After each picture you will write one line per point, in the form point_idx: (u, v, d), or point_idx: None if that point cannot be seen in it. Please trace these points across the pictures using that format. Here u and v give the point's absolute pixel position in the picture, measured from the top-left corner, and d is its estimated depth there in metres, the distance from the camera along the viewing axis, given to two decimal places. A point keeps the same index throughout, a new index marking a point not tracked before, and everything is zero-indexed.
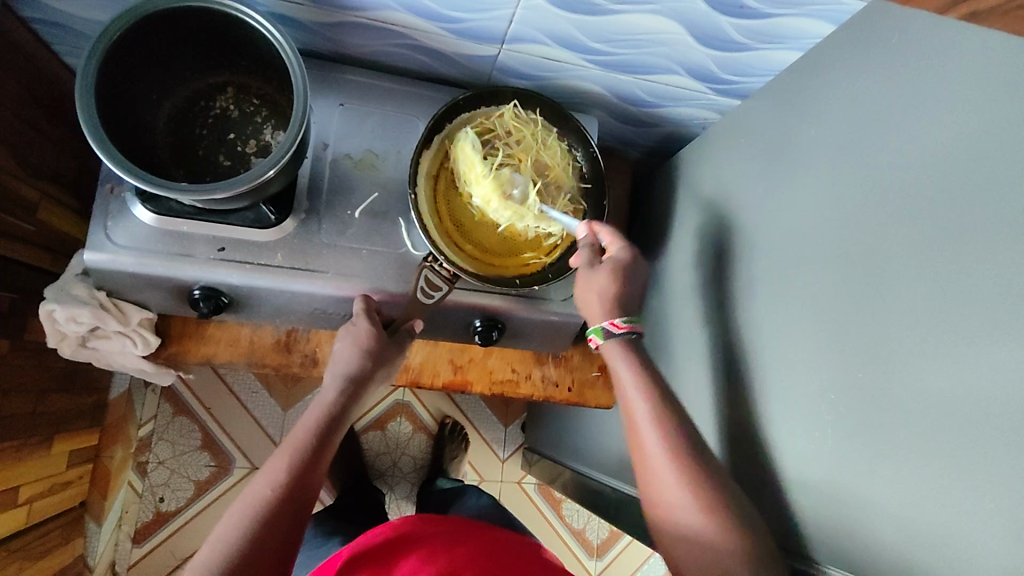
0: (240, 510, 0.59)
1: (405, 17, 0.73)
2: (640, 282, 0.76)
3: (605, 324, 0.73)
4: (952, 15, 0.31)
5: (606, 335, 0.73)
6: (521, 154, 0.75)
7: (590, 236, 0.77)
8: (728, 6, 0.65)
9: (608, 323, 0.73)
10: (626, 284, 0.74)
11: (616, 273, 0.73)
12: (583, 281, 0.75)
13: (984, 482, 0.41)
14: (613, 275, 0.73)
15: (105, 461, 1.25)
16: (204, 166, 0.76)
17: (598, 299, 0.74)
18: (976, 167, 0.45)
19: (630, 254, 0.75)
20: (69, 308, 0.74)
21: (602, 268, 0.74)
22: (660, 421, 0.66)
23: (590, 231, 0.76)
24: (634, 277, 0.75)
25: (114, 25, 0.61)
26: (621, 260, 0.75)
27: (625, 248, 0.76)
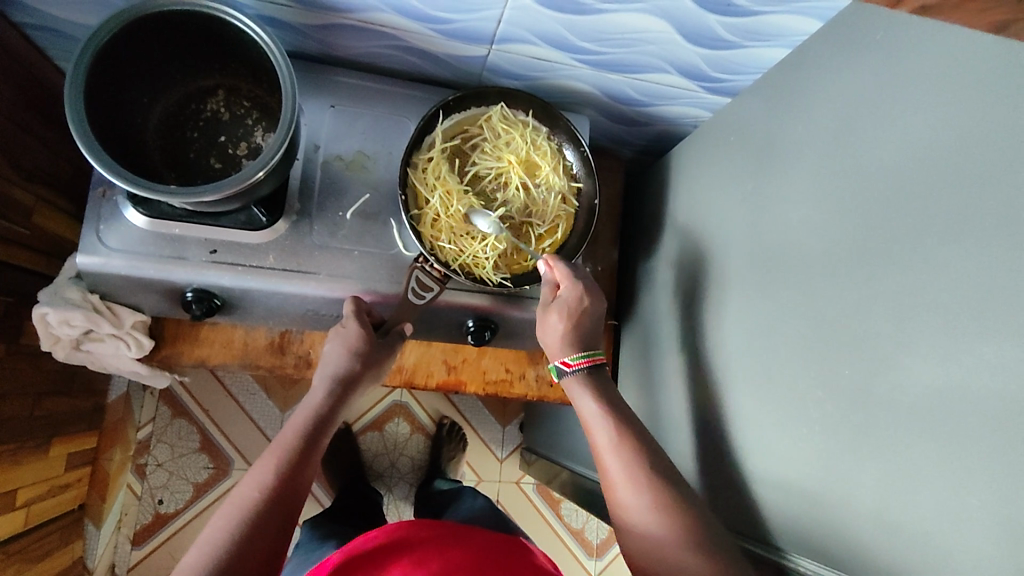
0: (229, 512, 0.59)
1: (393, 18, 0.73)
2: (597, 312, 0.76)
3: (558, 363, 0.74)
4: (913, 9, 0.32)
5: (562, 374, 0.74)
6: (508, 159, 0.77)
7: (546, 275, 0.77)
8: (715, 4, 0.65)
9: (559, 362, 0.74)
10: (577, 323, 0.74)
11: (562, 314, 0.74)
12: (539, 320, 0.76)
13: (966, 478, 0.41)
14: (562, 318, 0.74)
15: (104, 464, 1.25)
16: (194, 169, 0.76)
17: (552, 341, 0.75)
18: (961, 161, 0.45)
19: (579, 290, 0.75)
20: (61, 310, 0.74)
21: (549, 311, 0.74)
22: (626, 443, 0.66)
23: (547, 265, 0.76)
24: (587, 313, 0.75)
25: (103, 30, 0.61)
26: (568, 300, 0.74)
27: (573, 283, 0.75)
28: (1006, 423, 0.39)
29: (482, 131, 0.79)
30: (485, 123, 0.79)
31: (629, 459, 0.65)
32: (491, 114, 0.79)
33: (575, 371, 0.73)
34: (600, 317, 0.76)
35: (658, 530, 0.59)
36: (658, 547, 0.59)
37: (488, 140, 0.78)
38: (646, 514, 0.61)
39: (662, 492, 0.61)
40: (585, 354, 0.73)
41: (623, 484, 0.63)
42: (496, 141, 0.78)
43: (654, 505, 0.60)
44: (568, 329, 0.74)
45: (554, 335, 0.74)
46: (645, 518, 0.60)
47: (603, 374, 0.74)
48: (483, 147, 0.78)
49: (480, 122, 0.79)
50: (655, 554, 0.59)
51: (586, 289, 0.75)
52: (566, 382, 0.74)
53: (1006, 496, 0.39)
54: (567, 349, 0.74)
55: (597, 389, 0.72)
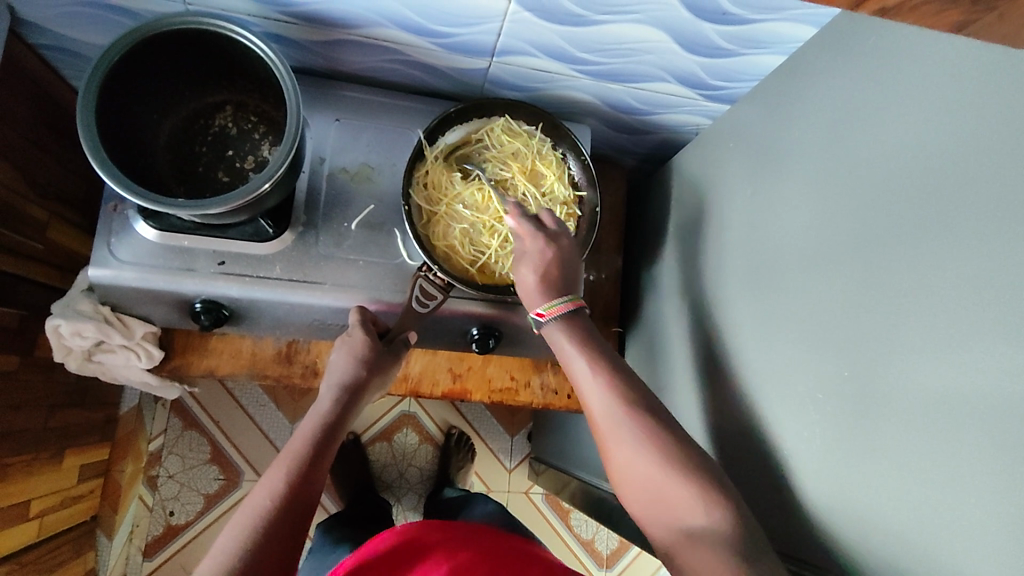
0: (240, 521, 0.60)
1: (396, 33, 0.75)
2: (567, 256, 0.73)
3: (533, 314, 0.72)
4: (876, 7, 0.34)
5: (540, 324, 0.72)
6: (514, 169, 0.79)
7: (513, 231, 0.75)
8: (710, 13, 0.66)
9: (534, 314, 0.72)
10: (549, 272, 0.72)
11: (532, 267, 0.72)
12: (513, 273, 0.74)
13: (971, 476, 0.41)
14: (531, 271, 0.72)
15: (116, 475, 1.26)
16: (203, 183, 0.78)
17: (525, 294, 0.73)
18: (957, 162, 0.45)
19: (541, 241, 0.72)
20: (74, 322, 0.76)
21: (520, 266, 0.72)
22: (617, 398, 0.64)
23: (513, 211, 0.74)
24: (557, 260, 0.72)
25: (114, 48, 0.64)
26: (533, 254, 0.72)
27: (534, 236, 0.73)
28: (1006, 421, 0.39)
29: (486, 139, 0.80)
30: (490, 132, 0.81)
31: (615, 404, 0.64)
32: (495, 125, 0.81)
33: (553, 321, 0.71)
34: (573, 262, 0.73)
35: (657, 475, 0.58)
36: (654, 491, 0.58)
37: (494, 151, 0.80)
38: (637, 459, 0.60)
39: (652, 435, 0.61)
40: (561, 300, 0.71)
41: (612, 429, 0.63)
42: (501, 148, 0.80)
43: (645, 449, 0.60)
44: (541, 282, 0.72)
45: (527, 287, 0.72)
46: (637, 462, 0.60)
47: (583, 317, 0.73)
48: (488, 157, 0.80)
49: (485, 134, 0.81)
50: (653, 498, 0.58)
51: (551, 239, 0.73)
52: (544, 331, 0.72)
53: (1010, 494, 0.39)
54: (541, 300, 0.71)
55: (576, 334, 0.70)
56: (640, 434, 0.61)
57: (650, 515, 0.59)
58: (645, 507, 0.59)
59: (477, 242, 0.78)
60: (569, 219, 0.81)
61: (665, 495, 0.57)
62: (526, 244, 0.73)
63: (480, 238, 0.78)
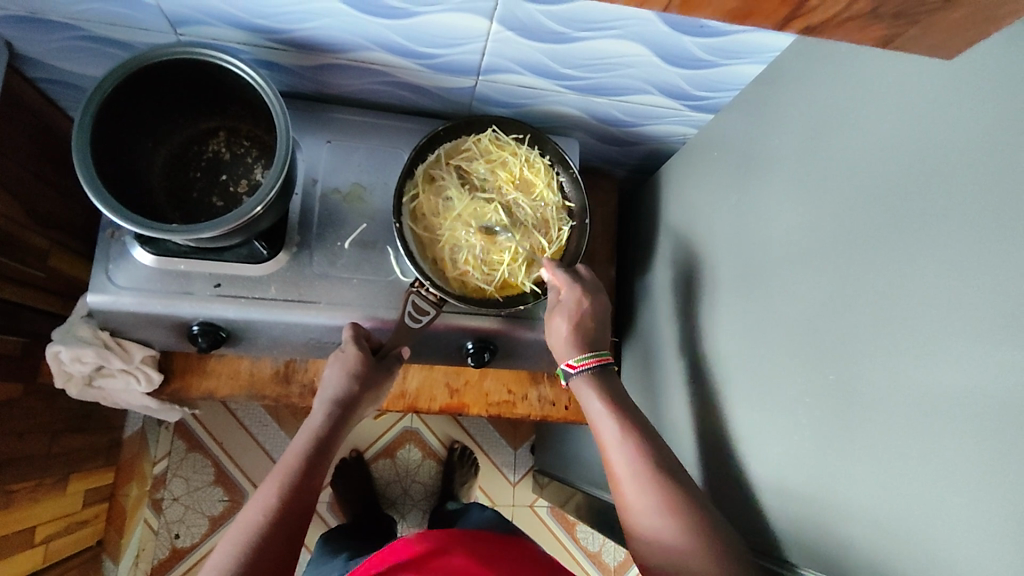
0: (233, 538, 0.61)
1: (383, 56, 0.76)
2: (600, 312, 0.78)
3: (564, 366, 0.76)
4: (793, 28, 0.45)
5: (569, 376, 0.75)
6: (502, 179, 0.80)
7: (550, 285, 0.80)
8: (687, 26, 0.67)
9: (564, 363, 0.75)
10: (582, 325, 0.77)
11: (567, 319, 0.76)
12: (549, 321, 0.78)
13: (949, 476, 0.42)
14: (564, 321, 0.76)
15: (120, 499, 1.32)
16: (198, 208, 0.79)
17: (558, 344, 0.77)
18: (933, 163, 0.46)
19: (579, 293, 0.77)
20: (74, 348, 0.77)
21: (555, 317, 0.77)
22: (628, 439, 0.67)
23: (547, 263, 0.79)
24: (590, 314, 0.77)
25: (108, 80, 0.65)
26: (569, 305, 0.77)
27: (573, 288, 0.78)
28: (989, 418, 0.40)
29: (474, 150, 0.81)
30: (475, 144, 0.81)
31: (633, 457, 0.65)
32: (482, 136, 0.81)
33: (582, 372, 0.74)
34: (603, 315, 0.78)
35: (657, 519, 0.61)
36: (676, 555, 0.58)
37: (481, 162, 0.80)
38: (657, 518, 0.61)
39: (672, 494, 0.61)
40: (591, 356, 0.75)
41: (632, 486, 0.64)
42: (488, 158, 0.81)
43: (652, 492, 0.62)
44: (574, 332, 0.76)
45: (565, 340, 0.76)
46: (657, 524, 0.61)
47: (611, 375, 0.75)
48: (477, 167, 0.80)
49: (471, 145, 0.81)
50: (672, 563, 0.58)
51: (587, 293, 0.78)
52: (573, 384, 0.75)
53: (987, 491, 0.39)
54: (572, 351, 0.75)
55: (602, 389, 0.73)
56: (649, 477, 0.63)
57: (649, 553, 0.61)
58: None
59: (489, 256, 0.79)
60: (563, 224, 0.81)
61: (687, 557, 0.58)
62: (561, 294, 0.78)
63: (491, 246, 0.79)
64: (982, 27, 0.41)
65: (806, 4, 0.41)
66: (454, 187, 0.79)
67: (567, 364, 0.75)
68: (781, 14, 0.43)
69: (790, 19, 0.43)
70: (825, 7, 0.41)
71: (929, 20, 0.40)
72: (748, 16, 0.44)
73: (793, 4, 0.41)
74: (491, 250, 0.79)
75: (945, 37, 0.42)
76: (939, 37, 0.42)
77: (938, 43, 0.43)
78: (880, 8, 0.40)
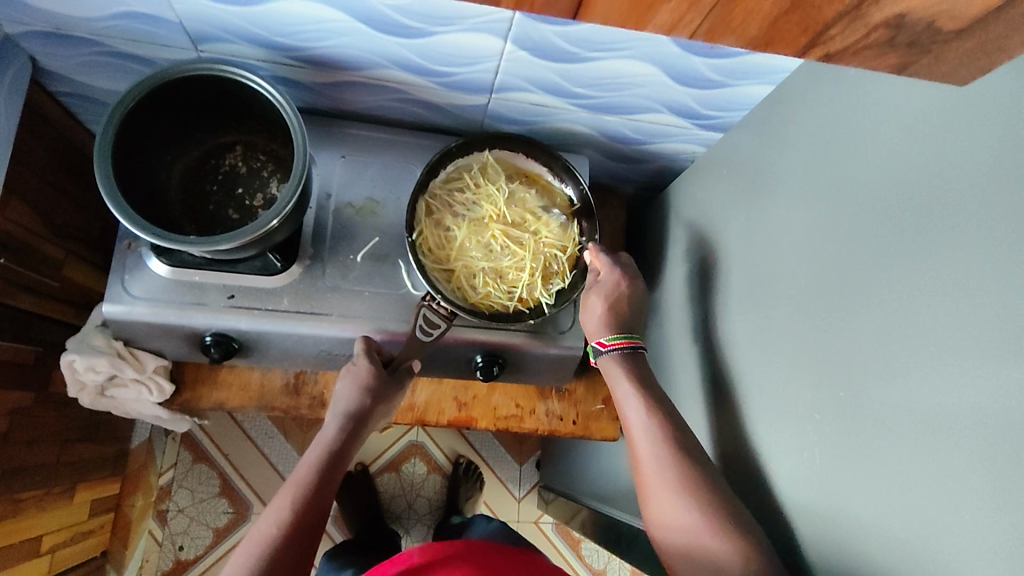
0: (248, 549, 0.61)
1: (398, 73, 0.78)
2: (634, 296, 0.81)
3: (594, 344, 0.79)
4: (808, 54, 0.47)
5: (598, 354, 0.78)
6: (498, 206, 0.81)
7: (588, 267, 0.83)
8: (697, 48, 0.69)
9: (596, 341, 0.78)
10: (616, 305, 0.80)
11: (603, 296, 0.79)
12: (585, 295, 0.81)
13: (959, 492, 0.42)
14: (600, 298, 0.79)
15: (126, 510, 1.28)
16: (213, 221, 0.81)
17: (591, 322, 0.80)
18: (937, 182, 0.47)
19: (616, 277, 0.81)
20: (88, 357, 0.79)
21: (590, 294, 0.80)
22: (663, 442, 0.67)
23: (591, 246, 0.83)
24: (626, 296, 0.81)
25: (129, 94, 0.67)
26: (606, 285, 0.80)
27: (612, 269, 0.81)
28: (996, 435, 0.40)
29: (462, 182, 0.83)
30: (463, 175, 0.83)
31: (667, 457, 0.65)
32: (474, 164, 0.84)
33: (613, 352, 0.76)
34: (638, 302, 0.81)
35: (687, 522, 0.60)
36: (693, 543, 0.59)
37: (477, 192, 0.82)
38: (670, 499, 0.62)
39: (687, 474, 0.63)
40: (620, 337, 0.77)
41: (654, 474, 0.65)
42: (476, 188, 0.82)
43: (684, 496, 0.61)
44: (608, 311, 0.79)
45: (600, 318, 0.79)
46: (671, 504, 0.62)
47: (641, 358, 0.77)
48: (474, 198, 0.82)
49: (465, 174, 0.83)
50: (688, 549, 0.60)
51: (625, 277, 0.81)
52: (602, 363, 0.78)
53: (994, 509, 0.39)
54: (605, 331, 0.78)
55: (632, 372, 0.74)
56: (681, 481, 0.62)
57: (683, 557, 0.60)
58: (679, 554, 0.61)
59: (503, 275, 0.80)
60: (566, 217, 0.83)
61: (700, 541, 0.59)
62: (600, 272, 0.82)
63: (503, 269, 0.80)
64: (992, 56, 0.42)
65: (826, 33, 0.43)
66: (452, 219, 0.81)
67: (598, 342, 0.78)
68: (802, 41, 0.45)
69: (810, 47, 0.45)
70: (836, 34, 0.43)
71: (942, 47, 0.42)
72: (770, 44, 0.46)
73: (812, 34, 0.44)
74: (504, 274, 0.80)
75: (957, 67, 0.43)
76: (947, 65, 0.44)
77: (945, 70, 0.44)
78: (895, 37, 0.42)
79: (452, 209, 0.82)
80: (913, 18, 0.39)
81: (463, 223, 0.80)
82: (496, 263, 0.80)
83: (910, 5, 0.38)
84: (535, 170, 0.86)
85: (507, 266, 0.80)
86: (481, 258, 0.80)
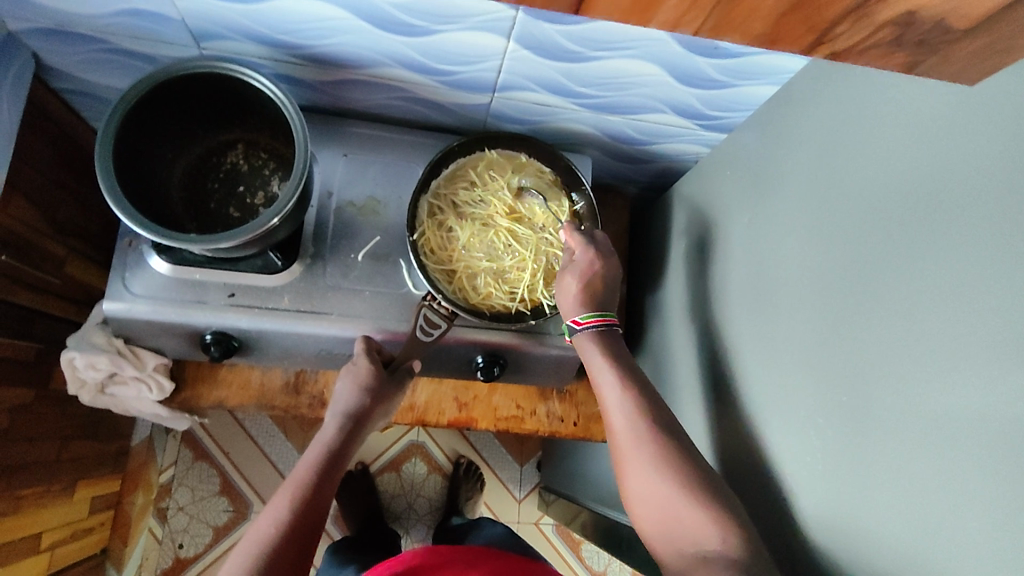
0: (246, 549, 0.61)
1: (401, 72, 0.77)
2: (612, 276, 0.77)
3: (570, 321, 0.75)
4: (817, 54, 0.46)
5: (574, 332, 0.75)
6: (502, 207, 0.81)
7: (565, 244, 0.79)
8: (701, 48, 0.68)
9: (570, 319, 0.75)
10: (592, 286, 0.75)
11: (578, 276, 0.75)
12: (562, 274, 0.77)
13: (966, 499, 0.41)
14: (574, 278, 0.75)
15: (125, 508, 1.26)
16: (215, 219, 0.81)
17: (565, 301, 0.76)
18: (944, 184, 0.47)
19: (591, 255, 0.76)
20: (87, 355, 0.78)
21: (565, 273, 0.75)
22: (641, 420, 0.66)
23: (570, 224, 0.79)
24: (600, 288, 0.76)
25: (131, 91, 0.67)
26: (580, 265, 0.76)
27: (586, 249, 0.76)
28: (1003, 439, 0.39)
29: (470, 175, 0.82)
30: (468, 170, 0.83)
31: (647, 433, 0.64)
32: (478, 162, 0.83)
33: (586, 330, 0.74)
34: (615, 281, 0.77)
35: (668, 502, 0.59)
36: (670, 517, 0.59)
37: (481, 192, 0.81)
38: (649, 477, 0.61)
39: (667, 454, 0.62)
40: (598, 314, 0.75)
41: (632, 449, 0.64)
42: (483, 181, 0.82)
43: (662, 472, 0.61)
44: (583, 291, 0.75)
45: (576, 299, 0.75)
46: (649, 480, 0.61)
47: (617, 336, 0.75)
48: (477, 198, 0.81)
49: (469, 172, 0.82)
50: (666, 528, 0.59)
51: (601, 256, 0.77)
52: (577, 341, 0.76)
53: (1001, 515, 0.39)
54: (580, 309, 0.75)
55: (607, 350, 0.73)
56: (659, 458, 0.62)
57: (661, 535, 0.60)
58: (659, 533, 0.60)
59: (505, 277, 0.80)
60: (565, 211, 0.82)
61: (676, 514, 0.58)
62: (575, 249, 0.77)
63: (505, 270, 0.80)
64: (1000, 57, 0.41)
65: (832, 31, 0.42)
66: (455, 219, 0.80)
67: (575, 320, 0.75)
68: (807, 40, 0.45)
69: (814, 45, 0.45)
70: (841, 32, 0.42)
71: (949, 48, 0.41)
72: (774, 42, 0.46)
73: (817, 33, 0.43)
74: (506, 274, 0.80)
75: (965, 67, 0.43)
76: (955, 66, 0.43)
77: (952, 70, 0.44)
78: (900, 37, 0.41)
79: (455, 208, 0.81)
80: (918, 17, 0.39)
81: (466, 224, 0.80)
82: (498, 264, 0.80)
83: (919, 3, 0.38)
84: (538, 166, 0.84)
85: (509, 267, 0.80)
86: (483, 258, 0.79)
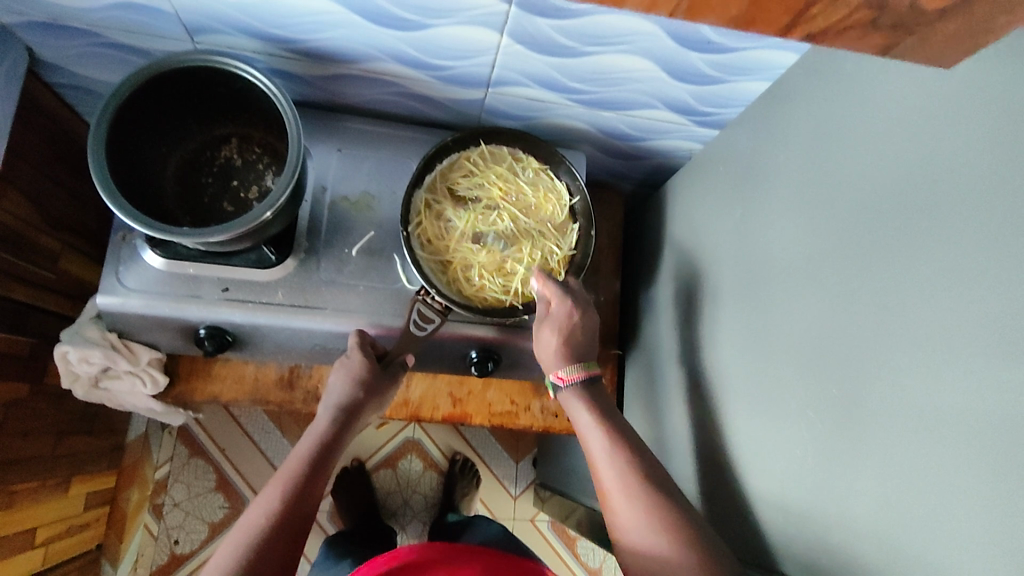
0: (237, 538, 0.61)
1: (394, 66, 0.77)
2: (589, 324, 0.78)
3: (553, 379, 0.77)
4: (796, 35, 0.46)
5: (558, 388, 0.77)
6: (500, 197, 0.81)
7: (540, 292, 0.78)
8: (695, 42, 0.68)
9: (554, 376, 0.76)
10: (571, 338, 0.76)
11: (557, 331, 0.76)
12: (540, 328, 0.77)
13: (954, 488, 0.42)
14: (553, 334, 0.76)
15: (121, 504, 1.31)
16: (209, 213, 0.81)
17: (547, 357, 0.77)
18: (931, 174, 0.47)
19: (568, 306, 0.76)
20: (81, 349, 0.78)
21: (543, 328, 0.76)
22: (632, 469, 0.67)
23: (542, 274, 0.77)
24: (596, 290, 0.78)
25: (123, 86, 0.66)
26: (558, 317, 0.76)
27: (562, 300, 0.76)
28: (991, 427, 0.40)
29: (466, 168, 0.82)
30: (466, 162, 0.82)
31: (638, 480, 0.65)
32: (474, 155, 0.83)
33: (570, 386, 0.75)
34: (593, 326, 0.78)
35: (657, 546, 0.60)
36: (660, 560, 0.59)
37: (479, 183, 0.81)
38: (641, 522, 0.62)
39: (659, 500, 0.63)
40: (577, 368, 0.76)
41: (625, 495, 0.65)
42: (481, 170, 0.82)
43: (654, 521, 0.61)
44: (563, 344, 0.76)
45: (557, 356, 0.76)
46: (640, 527, 0.62)
47: (599, 389, 0.77)
48: (475, 189, 0.81)
49: (464, 166, 0.82)
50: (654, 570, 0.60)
51: (577, 305, 0.77)
52: (562, 396, 0.77)
53: (989, 502, 0.39)
54: (560, 364, 0.76)
55: (590, 401, 0.75)
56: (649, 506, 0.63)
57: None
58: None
59: (501, 268, 0.79)
60: (562, 207, 0.82)
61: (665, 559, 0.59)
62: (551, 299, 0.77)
63: (501, 262, 0.79)
64: (986, 41, 0.41)
65: (819, 18, 0.43)
66: (454, 209, 0.80)
67: (556, 376, 0.76)
68: (783, 21, 0.44)
69: (800, 31, 0.45)
70: (828, 18, 0.42)
71: (937, 30, 0.41)
72: (751, 21, 0.45)
73: (793, 13, 0.42)
74: (501, 265, 0.79)
75: (952, 53, 0.43)
76: (944, 51, 0.43)
77: (941, 55, 0.44)
78: (885, 19, 0.41)
79: (451, 199, 0.81)
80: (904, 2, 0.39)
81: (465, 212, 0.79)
82: (494, 254, 0.79)
83: None
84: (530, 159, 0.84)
85: (504, 258, 0.79)
86: (479, 248, 0.79)
